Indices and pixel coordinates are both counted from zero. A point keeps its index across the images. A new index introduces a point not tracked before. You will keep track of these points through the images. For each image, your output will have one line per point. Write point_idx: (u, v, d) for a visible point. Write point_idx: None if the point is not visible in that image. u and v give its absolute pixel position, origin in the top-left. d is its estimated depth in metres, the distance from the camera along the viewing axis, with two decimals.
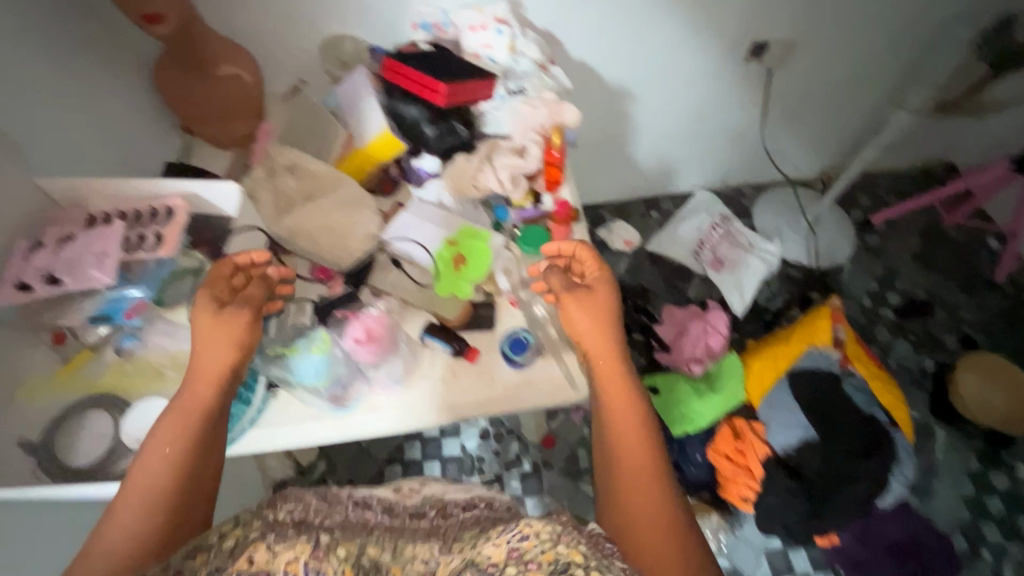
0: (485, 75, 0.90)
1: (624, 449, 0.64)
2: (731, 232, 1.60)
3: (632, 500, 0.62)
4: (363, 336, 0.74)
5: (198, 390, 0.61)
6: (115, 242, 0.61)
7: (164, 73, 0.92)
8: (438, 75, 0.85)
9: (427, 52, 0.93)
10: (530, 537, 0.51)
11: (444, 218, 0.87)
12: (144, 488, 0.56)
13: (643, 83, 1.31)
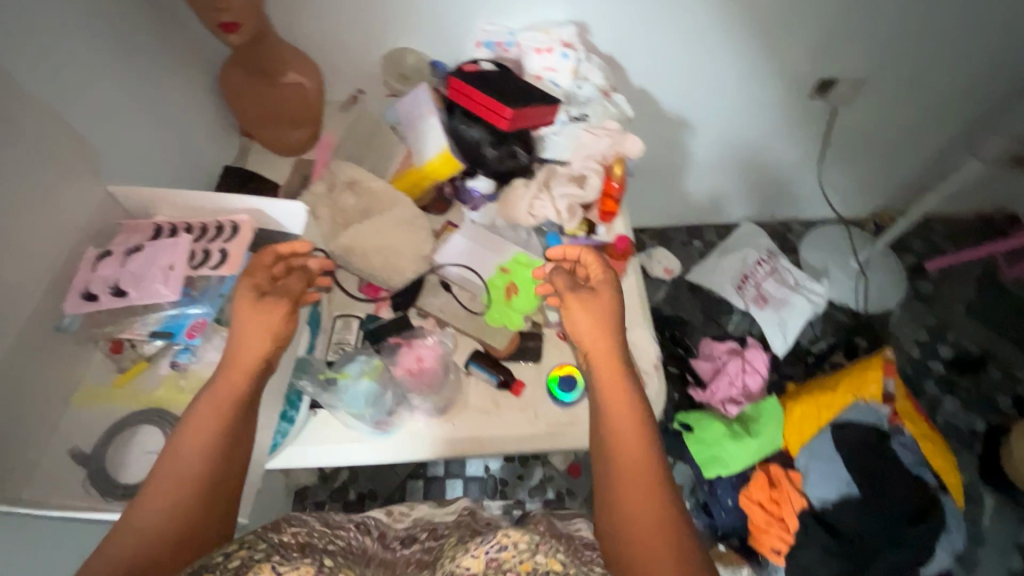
0: (551, 101, 0.88)
1: (620, 455, 0.57)
2: (778, 269, 1.54)
3: (629, 513, 0.54)
4: (413, 366, 0.74)
5: (230, 378, 0.56)
6: (181, 257, 0.60)
7: (230, 77, 0.92)
8: (505, 99, 0.84)
9: (492, 72, 0.92)
10: (509, 546, 0.47)
11: (497, 243, 0.85)
12: (168, 479, 0.51)
13: (703, 112, 1.28)
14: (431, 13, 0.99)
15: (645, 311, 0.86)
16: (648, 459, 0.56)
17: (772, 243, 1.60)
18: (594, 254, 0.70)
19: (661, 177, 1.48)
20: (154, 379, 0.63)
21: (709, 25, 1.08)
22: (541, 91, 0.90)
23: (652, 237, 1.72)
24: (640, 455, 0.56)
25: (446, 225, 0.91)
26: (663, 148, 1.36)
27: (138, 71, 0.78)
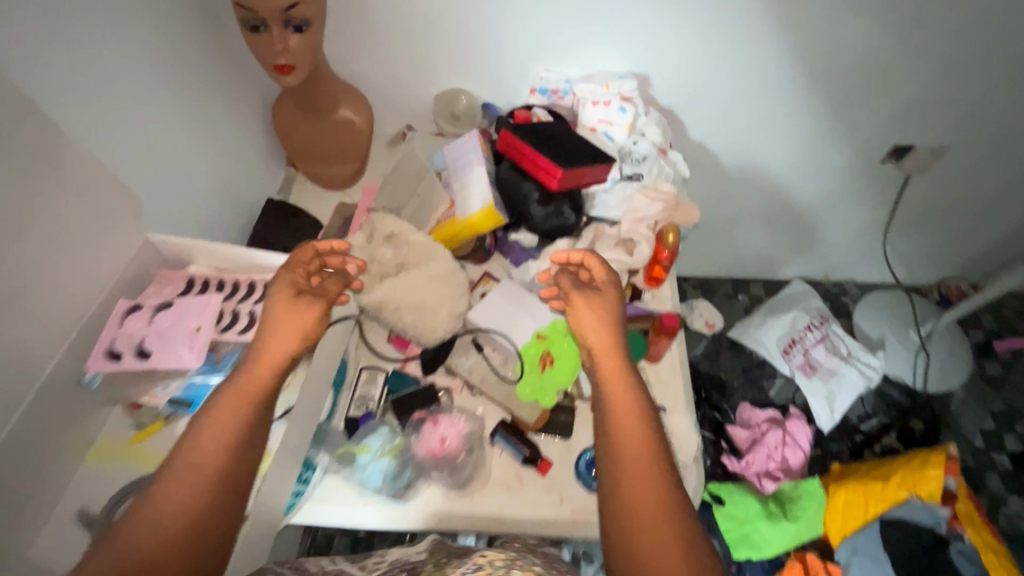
0: (606, 161, 0.84)
1: (618, 451, 0.53)
2: (830, 336, 1.44)
3: (629, 514, 0.49)
4: (437, 448, 0.71)
5: (257, 372, 0.55)
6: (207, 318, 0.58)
7: (281, 111, 0.92)
8: (559, 157, 0.80)
9: (544, 123, 0.88)
10: (484, 564, 0.46)
11: (535, 306, 0.81)
12: (186, 472, 0.49)
13: (764, 169, 1.22)
14: (490, 57, 0.97)
15: (688, 395, 0.80)
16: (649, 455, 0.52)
17: (821, 305, 1.50)
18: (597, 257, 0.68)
19: (711, 228, 1.42)
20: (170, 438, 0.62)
21: (780, 85, 1.02)
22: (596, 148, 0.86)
23: (695, 286, 1.65)
24: (641, 451, 0.52)
25: (485, 276, 0.89)
26: (717, 200, 1.31)
27: (201, 108, 0.78)
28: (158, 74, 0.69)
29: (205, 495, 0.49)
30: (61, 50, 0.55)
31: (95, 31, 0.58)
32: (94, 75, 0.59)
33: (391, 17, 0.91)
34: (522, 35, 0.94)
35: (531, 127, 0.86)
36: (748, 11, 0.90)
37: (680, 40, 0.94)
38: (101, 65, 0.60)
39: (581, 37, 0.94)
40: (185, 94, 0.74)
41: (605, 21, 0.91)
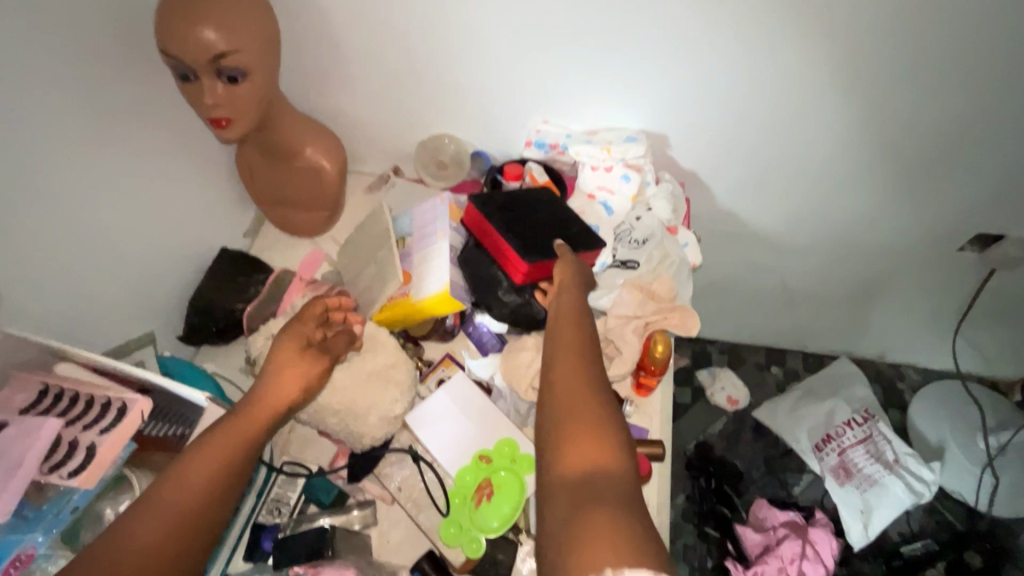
0: (588, 252, 0.69)
1: (556, 358, 0.52)
2: (874, 437, 1.21)
3: (556, 395, 0.48)
4: None
5: (256, 415, 0.51)
6: (31, 453, 0.43)
7: (245, 156, 0.83)
8: (523, 249, 0.68)
9: (529, 193, 0.75)
10: None
11: (486, 415, 0.68)
12: (165, 505, 0.44)
13: (812, 244, 1.02)
14: (483, 102, 0.85)
15: None
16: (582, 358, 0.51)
17: (869, 395, 1.28)
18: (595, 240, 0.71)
19: (746, 298, 1.22)
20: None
21: (838, 153, 0.83)
22: (584, 231, 0.71)
23: (721, 351, 1.45)
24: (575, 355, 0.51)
25: (446, 358, 0.77)
26: (752, 270, 1.12)
27: (145, 156, 0.70)
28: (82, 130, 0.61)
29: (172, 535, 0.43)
30: None
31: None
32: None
33: (373, 55, 0.80)
34: (519, 79, 0.81)
35: (510, 200, 0.74)
36: (797, 66, 0.73)
37: (709, 98, 0.78)
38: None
39: (588, 84, 0.79)
40: (120, 141, 0.66)
41: (617, 70, 0.77)
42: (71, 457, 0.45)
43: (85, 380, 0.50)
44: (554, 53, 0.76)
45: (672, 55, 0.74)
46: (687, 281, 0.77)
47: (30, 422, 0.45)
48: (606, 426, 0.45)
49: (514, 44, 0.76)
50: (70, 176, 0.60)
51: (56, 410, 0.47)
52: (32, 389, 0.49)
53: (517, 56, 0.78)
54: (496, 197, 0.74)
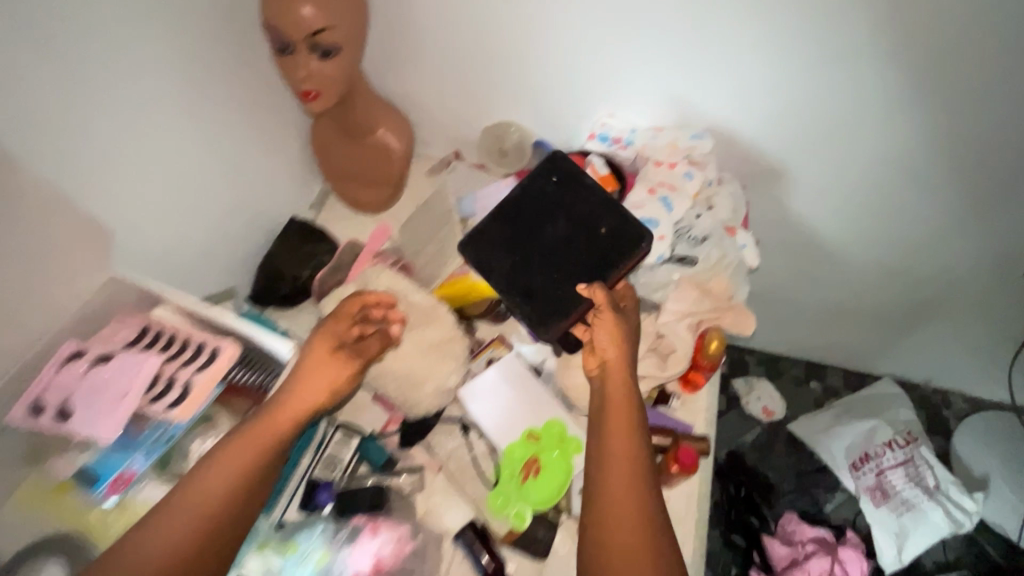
0: (608, 281, 0.67)
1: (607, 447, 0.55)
2: (916, 461, 1.18)
3: (605, 491, 0.53)
4: (368, 568, 0.60)
5: (277, 421, 0.52)
6: (137, 384, 0.47)
7: (321, 130, 0.87)
8: (536, 315, 0.67)
9: (528, 198, 0.71)
10: None
11: (535, 395, 0.70)
12: (188, 505, 0.47)
13: (868, 259, 1.01)
14: (551, 92, 0.87)
15: (696, 538, 0.68)
16: (629, 435, 0.55)
17: (913, 420, 1.25)
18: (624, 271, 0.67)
19: (792, 307, 1.21)
20: (87, 505, 0.51)
21: (908, 169, 0.82)
22: (600, 241, 0.68)
23: (759, 362, 1.44)
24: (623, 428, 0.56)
25: (496, 340, 0.77)
26: (800, 279, 1.11)
27: (233, 124, 0.74)
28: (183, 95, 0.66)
29: (190, 539, 0.46)
30: (68, 75, 0.52)
31: (112, 59, 0.55)
32: (103, 100, 0.55)
33: (450, 42, 0.83)
34: (590, 70, 0.82)
35: (511, 223, 0.71)
36: (875, 78, 0.72)
37: (779, 104, 0.78)
38: (119, 93, 0.57)
39: (659, 80, 0.80)
40: (215, 110, 0.70)
41: (688, 68, 0.77)
42: (169, 392, 0.48)
43: (181, 323, 0.54)
44: (628, 47, 0.77)
45: (748, 55, 0.74)
46: (743, 281, 0.78)
47: (136, 357, 0.49)
48: (644, 528, 0.50)
49: (588, 35, 0.77)
50: (171, 137, 0.64)
51: (156, 348, 0.51)
52: (136, 328, 0.53)
53: (590, 48, 0.79)
54: (496, 233, 0.70)
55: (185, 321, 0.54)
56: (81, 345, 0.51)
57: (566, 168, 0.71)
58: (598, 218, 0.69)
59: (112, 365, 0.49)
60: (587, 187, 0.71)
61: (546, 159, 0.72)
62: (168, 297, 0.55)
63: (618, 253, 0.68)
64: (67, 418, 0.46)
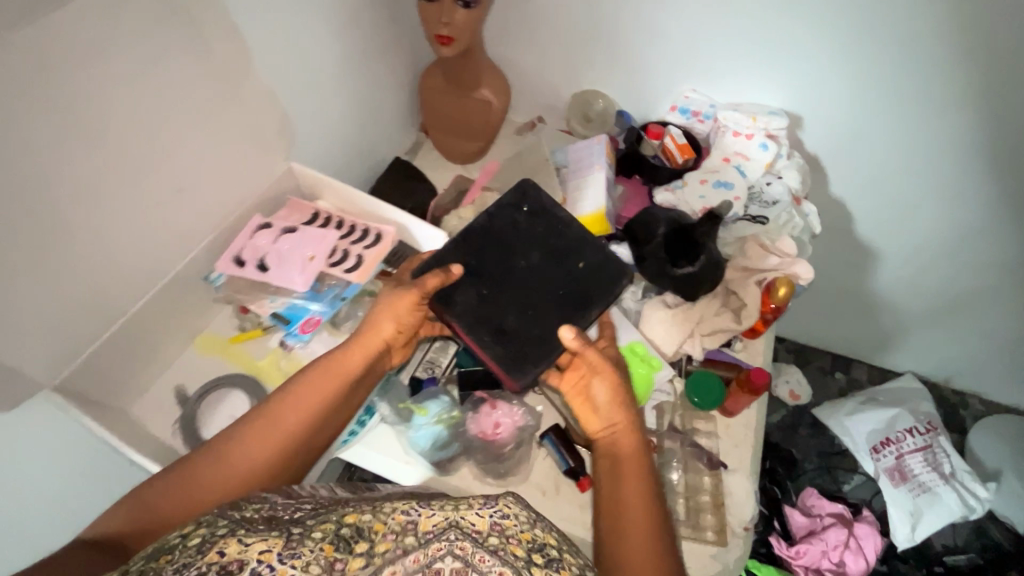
0: (589, 320, 0.65)
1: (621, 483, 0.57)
2: (934, 448, 1.27)
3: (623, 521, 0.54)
4: (488, 433, 0.71)
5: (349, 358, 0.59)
6: (323, 249, 0.58)
7: (428, 82, 0.95)
8: (507, 356, 0.63)
9: (496, 227, 0.68)
10: (511, 515, 0.45)
11: (618, 323, 0.80)
12: (272, 423, 0.54)
13: (911, 250, 1.09)
14: (642, 66, 0.96)
15: (755, 462, 0.74)
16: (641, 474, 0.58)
17: (933, 412, 1.34)
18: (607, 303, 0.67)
19: (828, 297, 1.30)
20: (263, 349, 0.61)
21: (959, 164, 0.91)
22: (576, 279, 0.66)
23: (788, 350, 1.53)
24: (635, 466, 0.58)
25: None
26: (843, 268, 1.20)
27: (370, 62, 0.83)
28: (343, 28, 0.76)
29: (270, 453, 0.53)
30: None
31: None
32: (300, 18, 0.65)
33: (559, 12, 0.93)
34: (681, 48, 0.91)
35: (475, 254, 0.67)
36: (942, 73, 0.81)
37: (849, 93, 0.87)
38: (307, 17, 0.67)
39: (744, 64, 0.89)
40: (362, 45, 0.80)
41: (772, 52, 0.87)
42: (347, 260, 0.58)
43: (346, 213, 0.64)
44: (721, 33, 0.87)
45: (829, 46, 0.83)
46: (806, 243, 0.86)
47: (320, 230, 0.60)
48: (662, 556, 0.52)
49: (687, 19, 0.87)
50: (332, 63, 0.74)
51: (331, 227, 0.61)
52: (310, 210, 0.63)
53: (684, 31, 0.89)
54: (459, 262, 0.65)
55: (351, 211, 0.64)
56: (270, 217, 0.61)
57: (539, 199, 0.70)
58: (575, 253, 0.67)
59: (300, 234, 0.59)
60: (560, 218, 0.68)
61: (516, 188, 0.70)
62: (333, 189, 0.65)
63: (598, 290, 0.66)
64: (265, 269, 0.57)
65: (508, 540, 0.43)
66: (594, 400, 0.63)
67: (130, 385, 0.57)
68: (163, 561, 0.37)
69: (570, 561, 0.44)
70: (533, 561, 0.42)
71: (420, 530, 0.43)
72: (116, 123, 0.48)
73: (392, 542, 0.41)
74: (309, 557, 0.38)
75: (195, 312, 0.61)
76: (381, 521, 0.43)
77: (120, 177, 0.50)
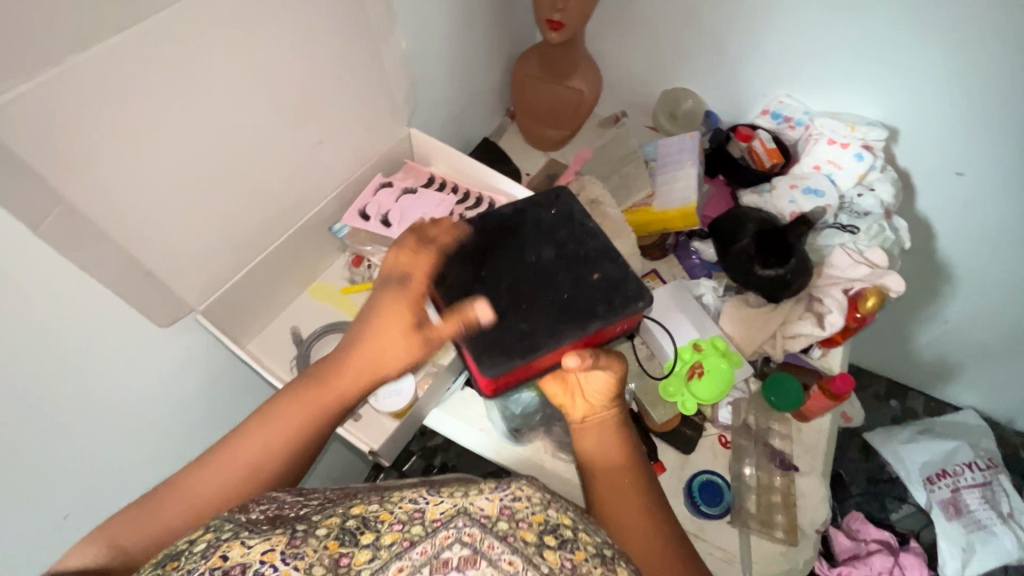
0: (588, 333, 0.56)
1: (618, 490, 0.53)
2: (992, 485, 1.23)
3: (629, 533, 0.49)
4: None
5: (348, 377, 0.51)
6: (441, 211, 0.63)
7: (524, 64, 0.97)
8: (480, 345, 0.55)
9: (517, 221, 0.62)
10: (523, 499, 0.44)
11: (699, 317, 0.80)
12: (252, 443, 0.47)
13: (993, 278, 1.06)
14: (738, 68, 0.96)
15: (829, 469, 0.73)
16: (635, 479, 0.54)
17: (995, 449, 1.30)
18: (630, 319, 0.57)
19: (892, 320, 1.28)
20: None
21: None
22: (588, 288, 0.58)
23: None
24: (626, 471, 0.54)
25: (651, 272, 0.87)
26: (916, 293, 1.17)
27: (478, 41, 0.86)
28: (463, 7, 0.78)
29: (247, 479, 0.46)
30: None
31: None
32: None
33: (662, 8, 0.94)
34: (782, 53, 0.91)
35: (486, 241, 0.61)
36: None
37: (954, 113, 0.86)
38: None
39: (843, 74, 0.89)
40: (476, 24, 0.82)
41: (878, 63, 0.85)
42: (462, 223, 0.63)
43: (458, 180, 0.69)
44: (823, 43, 0.87)
45: (941, 61, 0.81)
46: (894, 258, 0.86)
47: (437, 194, 0.65)
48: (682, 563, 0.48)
49: (788, 26, 0.87)
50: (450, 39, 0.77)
51: (445, 192, 0.66)
52: (427, 174, 0.68)
53: (788, 36, 0.89)
54: (466, 249, 0.60)
55: (463, 178, 0.68)
56: (391, 178, 0.66)
57: (568, 204, 0.63)
58: (592, 262, 0.59)
59: (419, 196, 0.64)
60: (587, 229, 0.61)
61: (550, 191, 0.64)
62: (447, 156, 0.69)
63: (609, 306, 0.57)
64: (389, 226, 0.62)
65: (518, 525, 0.41)
66: (586, 391, 0.58)
67: (251, 323, 0.61)
68: (167, 569, 0.36)
69: (582, 538, 0.44)
70: (543, 544, 0.40)
71: (427, 518, 0.41)
72: (281, 73, 0.51)
73: (399, 533, 0.40)
74: (311, 551, 0.37)
75: (314, 259, 0.65)
76: (388, 509, 0.41)
77: (277, 127, 0.54)
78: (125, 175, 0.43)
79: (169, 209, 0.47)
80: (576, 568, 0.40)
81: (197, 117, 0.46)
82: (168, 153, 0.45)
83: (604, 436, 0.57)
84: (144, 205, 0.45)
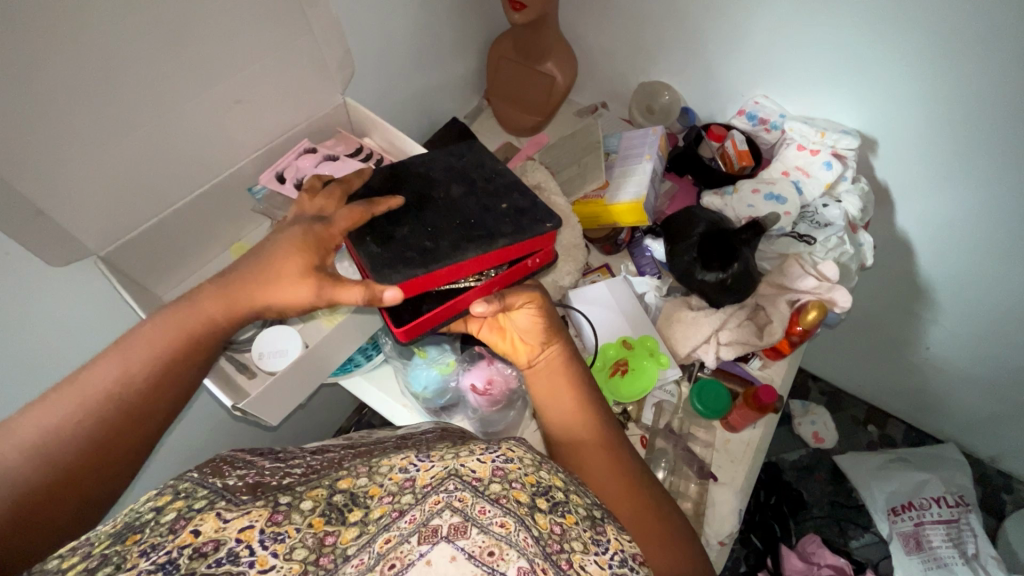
0: (493, 249, 0.55)
1: (574, 432, 0.57)
2: (960, 523, 1.17)
3: (589, 469, 0.54)
4: (480, 387, 0.68)
5: (218, 308, 0.51)
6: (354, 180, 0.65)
7: (498, 47, 0.96)
8: (379, 260, 0.53)
9: (426, 167, 0.62)
10: (515, 460, 0.46)
11: (632, 313, 0.79)
12: (103, 372, 0.47)
13: (973, 307, 1.02)
14: (714, 66, 0.93)
15: (748, 481, 0.71)
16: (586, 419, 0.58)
17: (969, 487, 1.24)
18: (544, 241, 0.59)
19: (870, 343, 1.24)
20: None
21: None
22: (496, 215, 0.57)
23: (821, 391, 1.46)
24: (578, 413, 0.59)
25: (602, 267, 0.87)
26: (893, 316, 1.13)
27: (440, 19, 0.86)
28: None
29: (91, 410, 0.46)
30: None
31: None
32: None
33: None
34: (758, 53, 0.88)
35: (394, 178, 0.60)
36: None
37: (933, 130, 0.81)
38: None
39: (817, 79, 0.86)
40: None
41: (854, 69, 0.82)
42: None
43: (387, 152, 0.70)
44: (801, 45, 0.83)
45: (918, 73, 0.77)
46: (853, 274, 0.82)
47: (356, 163, 0.67)
48: (636, 485, 0.53)
49: (763, 27, 0.84)
50: None
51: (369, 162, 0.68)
52: (357, 144, 0.70)
53: (763, 36, 0.85)
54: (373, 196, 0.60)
55: (391, 150, 0.70)
56: (319, 147, 0.69)
57: (479, 153, 0.63)
58: (501, 194, 0.59)
59: (338, 164, 0.67)
60: (496, 169, 0.61)
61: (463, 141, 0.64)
62: (378, 127, 0.70)
63: (515, 226, 0.56)
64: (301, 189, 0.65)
65: (512, 486, 0.44)
66: (517, 330, 0.62)
67: (167, 273, 0.66)
68: (129, 543, 0.36)
69: (573, 497, 0.46)
70: (537, 503, 0.43)
71: (417, 486, 0.43)
72: (191, 33, 0.52)
73: (387, 505, 0.42)
74: (294, 527, 0.39)
75: (236, 221, 0.70)
76: (377, 484, 0.43)
77: (191, 89, 0.55)
78: (14, 115, 0.44)
79: (67, 154, 0.49)
80: (567, 532, 0.42)
81: (99, 70, 0.47)
82: (66, 102, 0.47)
83: (545, 380, 0.61)
84: (39, 150, 0.47)
